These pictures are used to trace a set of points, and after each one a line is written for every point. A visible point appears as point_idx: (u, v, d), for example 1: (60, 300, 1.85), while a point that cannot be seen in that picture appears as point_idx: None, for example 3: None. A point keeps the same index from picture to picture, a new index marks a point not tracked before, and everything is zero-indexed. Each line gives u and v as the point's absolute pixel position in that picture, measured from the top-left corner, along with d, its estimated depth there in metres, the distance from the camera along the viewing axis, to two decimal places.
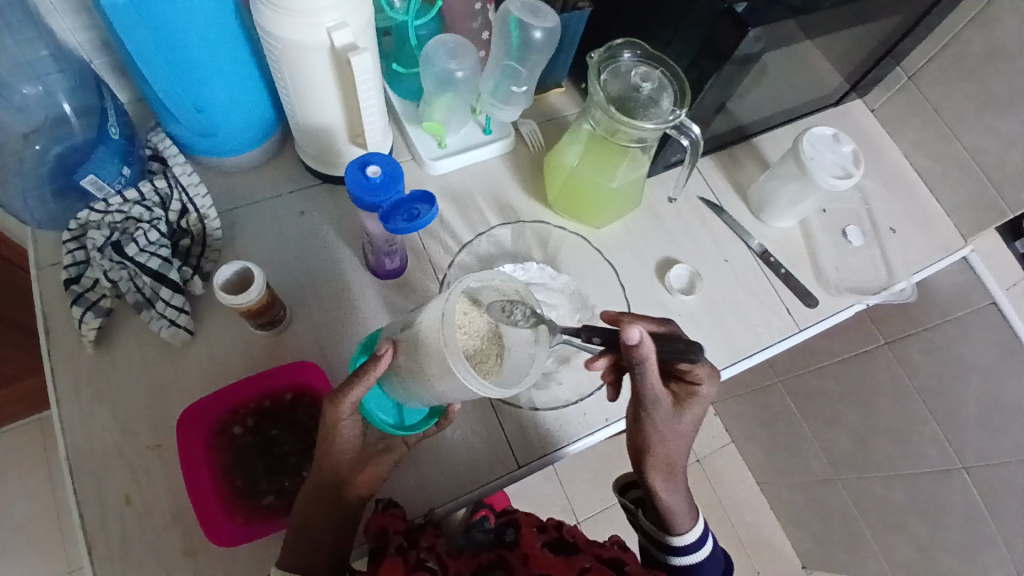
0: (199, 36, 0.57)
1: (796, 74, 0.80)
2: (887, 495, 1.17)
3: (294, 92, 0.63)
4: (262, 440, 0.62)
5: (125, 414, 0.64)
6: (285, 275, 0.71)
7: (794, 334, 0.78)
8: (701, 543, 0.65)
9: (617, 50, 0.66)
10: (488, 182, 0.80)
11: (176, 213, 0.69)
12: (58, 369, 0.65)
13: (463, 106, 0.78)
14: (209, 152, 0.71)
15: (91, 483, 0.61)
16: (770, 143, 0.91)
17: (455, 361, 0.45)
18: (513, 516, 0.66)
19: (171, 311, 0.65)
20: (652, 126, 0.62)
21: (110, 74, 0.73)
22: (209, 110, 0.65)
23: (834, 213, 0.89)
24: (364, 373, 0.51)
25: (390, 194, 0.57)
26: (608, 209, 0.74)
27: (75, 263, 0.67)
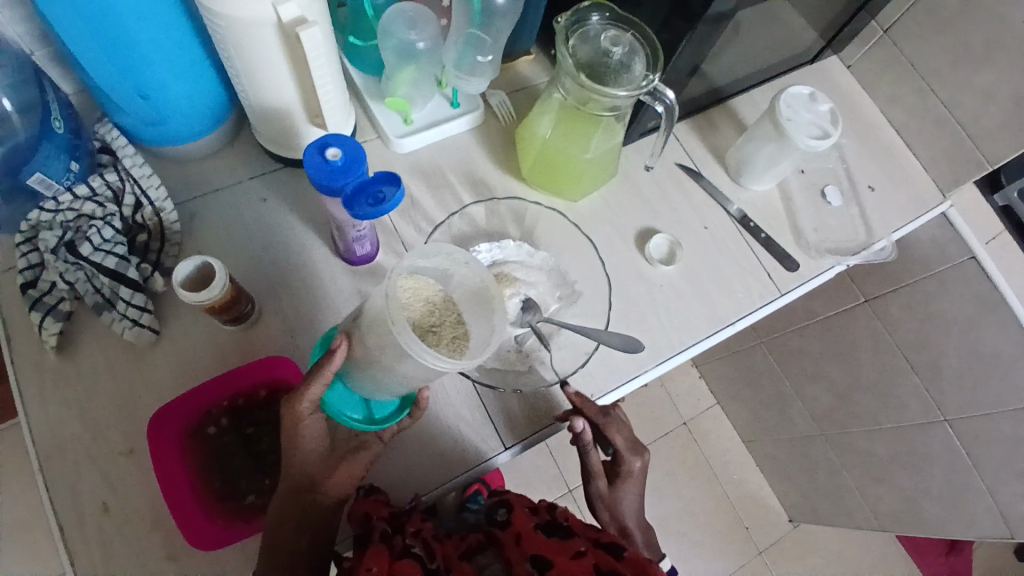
0: (136, 15, 0.53)
1: (770, 31, 0.78)
2: (869, 448, 1.20)
3: (243, 74, 0.59)
4: (240, 438, 0.60)
5: (94, 421, 0.62)
6: (252, 266, 0.68)
7: (775, 298, 0.77)
8: None
9: (585, 12, 0.62)
10: (459, 158, 0.77)
11: (129, 207, 0.66)
12: (21, 377, 0.63)
13: (427, 79, 0.74)
14: (162, 140, 0.67)
15: (62, 494, 0.59)
16: (745, 103, 0.89)
17: (404, 335, 0.47)
18: (504, 496, 0.66)
19: (133, 311, 0.62)
20: (623, 92, 0.59)
21: (50, 65, 0.68)
22: (155, 96, 0.61)
23: (813, 173, 0.88)
24: (320, 368, 0.51)
25: (353, 176, 0.54)
26: (582, 180, 0.72)
27: (30, 266, 0.64)
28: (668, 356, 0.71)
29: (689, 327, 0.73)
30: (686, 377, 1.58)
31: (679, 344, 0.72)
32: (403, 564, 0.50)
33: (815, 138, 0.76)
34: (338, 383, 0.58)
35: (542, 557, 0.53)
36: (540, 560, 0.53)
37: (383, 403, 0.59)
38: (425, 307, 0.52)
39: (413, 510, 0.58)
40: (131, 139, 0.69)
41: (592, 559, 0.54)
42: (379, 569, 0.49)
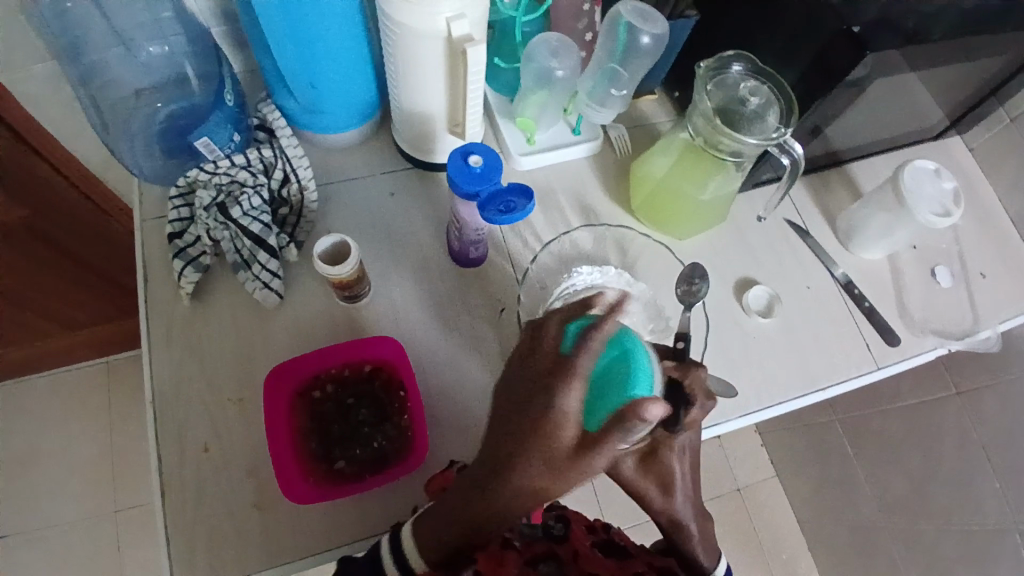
0: (324, 13, 0.60)
1: (901, 101, 0.78)
2: (937, 548, 1.13)
3: (403, 77, 0.65)
4: (338, 407, 0.63)
5: (211, 367, 0.67)
6: (371, 253, 0.73)
7: (871, 370, 0.75)
8: None
9: (727, 61, 0.65)
10: (573, 182, 0.81)
11: (278, 181, 0.72)
12: (154, 316, 0.70)
13: (556, 105, 0.78)
14: (316, 127, 0.74)
15: (174, 428, 0.64)
16: (862, 170, 0.88)
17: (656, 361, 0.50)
18: (562, 510, 0.62)
19: (266, 275, 0.68)
20: (754, 141, 0.61)
21: (225, 43, 0.77)
22: (322, 87, 0.68)
23: (925, 250, 0.86)
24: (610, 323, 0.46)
25: (487, 184, 0.59)
26: (693, 220, 0.74)
27: (180, 219, 0.71)
28: (755, 408, 0.71)
29: (778, 383, 0.72)
30: (746, 440, 1.53)
31: (767, 398, 0.71)
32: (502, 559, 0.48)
33: (927, 215, 0.74)
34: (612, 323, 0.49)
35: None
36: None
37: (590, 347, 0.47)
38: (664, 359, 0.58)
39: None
40: (290, 120, 0.75)
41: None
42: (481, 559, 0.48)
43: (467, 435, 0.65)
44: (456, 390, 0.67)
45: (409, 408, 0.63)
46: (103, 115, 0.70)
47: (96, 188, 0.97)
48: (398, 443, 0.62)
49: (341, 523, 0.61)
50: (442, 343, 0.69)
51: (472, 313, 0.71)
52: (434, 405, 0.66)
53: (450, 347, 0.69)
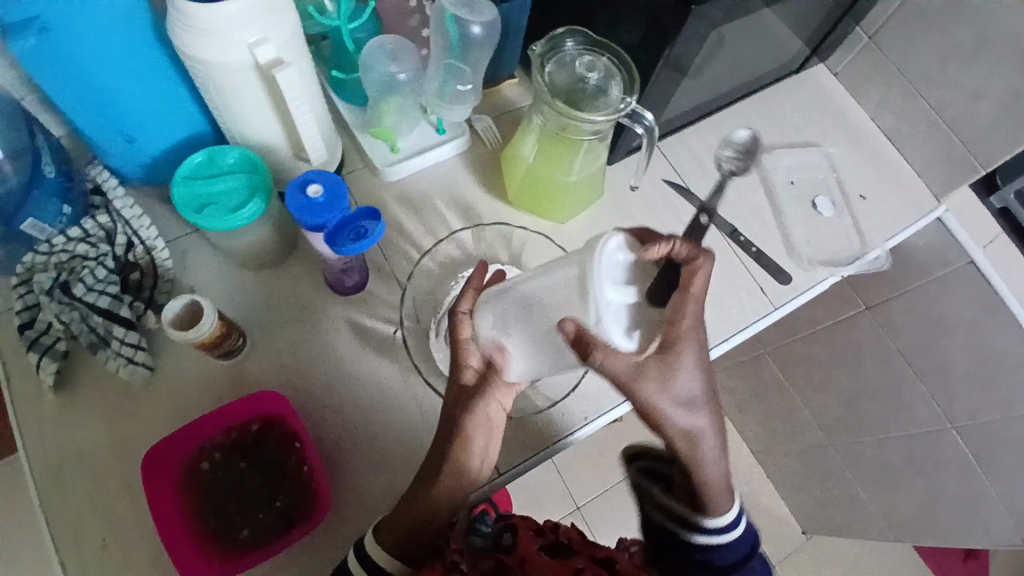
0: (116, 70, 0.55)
1: (752, 43, 0.77)
2: (880, 455, 1.19)
3: (225, 110, 0.60)
4: (230, 474, 0.59)
5: (91, 460, 0.63)
6: (244, 301, 0.69)
7: (769, 313, 0.77)
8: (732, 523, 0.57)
9: (560, 38, 0.63)
10: (446, 183, 0.78)
11: (122, 247, 0.67)
12: (23, 418, 0.64)
13: (412, 108, 0.75)
14: (155, 178, 0.69)
15: (63, 534, 0.60)
16: (731, 116, 0.89)
17: None
18: (510, 519, 0.62)
19: (127, 349, 0.63)
20: (601, 117, 0.59)
21: (41, 110, 0.69)
22: (140, 139, 0.63)
23: (804, 183, 0.87)
24: None
25: (335, 213, 0.56)
26: (568, 202, 0.72)
27: (26, 308, 0.65)
28: None
29: None
30: None
31: None
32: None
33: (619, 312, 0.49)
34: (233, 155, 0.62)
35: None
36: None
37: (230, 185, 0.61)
38: None
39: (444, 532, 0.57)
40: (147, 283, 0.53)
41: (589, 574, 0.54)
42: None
43: (378, 473, 0.63)
44: (357, 425, 0.65)
45: (308, 461, 0.60)
46: None
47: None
48: (302, 498, 0.59)
49: None
50: (336, 380, 0.66)
51: (365, 345, 0.68)
52: (341, 446, 0.64)
53: (346, 383, 0.66)
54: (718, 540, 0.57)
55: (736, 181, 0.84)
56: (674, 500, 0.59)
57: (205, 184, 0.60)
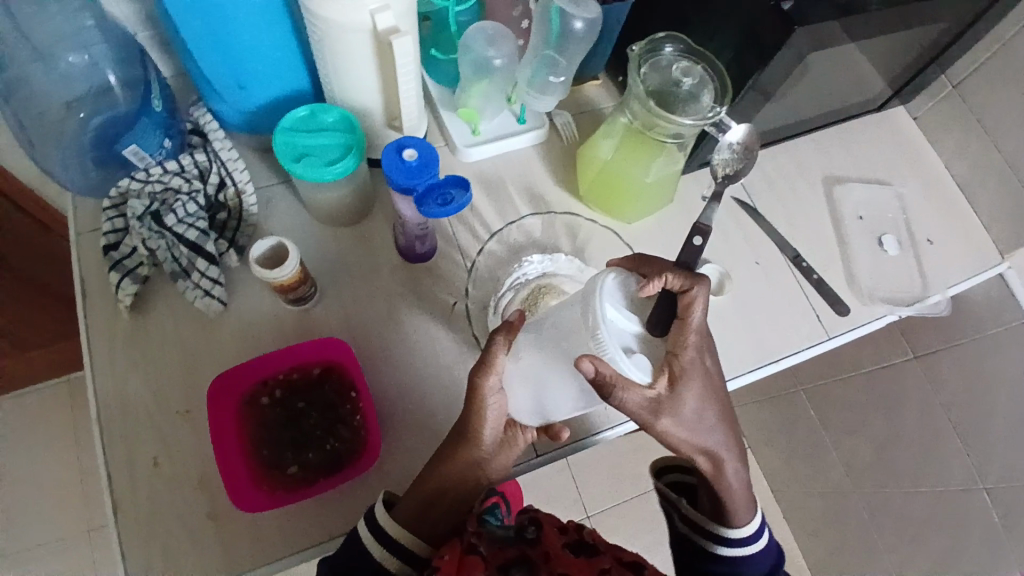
0: (243, 20, 0.59)
1: (839, 74, 0.78)
2: (906, 507, 1.16)
3: (332, 70, 0.63)
4: (289, 412, 0.64)
5: (156, 380, 0.66)
6: (318, 255, 0.73)
7: (823, 341, 0.77)
8: (755, 534, 0.58)
9: (659, 44, 0.65)
10: (520, 171, 0.80)
11: (214, 186, 0.71)
12: (96, 332, 0.68)
13: (498, 94, 0.77)
14: (251, 130, 0.73)
15: (122, 445, 0.63)
16: (806, 144, 0.89)
17: (533, 298, 0.70)
18: (532, 512, 0.60)
19: (206, 282, 0.67)
20: (690, 121, 0.60)
21: (153, 48, 0.73)
22: (250, 87, 0.66)
23: (871, 220, 0.88)
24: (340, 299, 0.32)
25: (424, 178, 0.59)
26: (639, 203, 0.74)
27: (115, 230, 0.69)
28: None
29: (734, 359, 0.74)
30: None
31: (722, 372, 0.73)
32: (470, 561, 0.50)
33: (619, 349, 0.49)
34: (334, 114, 0.65)
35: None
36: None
37: (328, 142, 0.64)
38: (532, 294, 0.70)
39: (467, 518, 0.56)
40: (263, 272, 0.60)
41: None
42: (448, 560, 0.50)
43: (422, 434, 0.65)
44: (409, 387, 0.67)
45: (362, 409, 0.64)
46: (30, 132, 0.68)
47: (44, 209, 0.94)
48: (352, 444, 0.63)
49: (301, 527, 0.61)
50: (395, 342, 0.69)
51: (426, 312, 0.71)
52: (390, 404, 0.66)
53: (404, 346, 0.69)
54: (741, 554, 0.58)
55: (803, 208, 0.85)
56: (692, 511, 0.60)
57: (307, 137, 0.64)
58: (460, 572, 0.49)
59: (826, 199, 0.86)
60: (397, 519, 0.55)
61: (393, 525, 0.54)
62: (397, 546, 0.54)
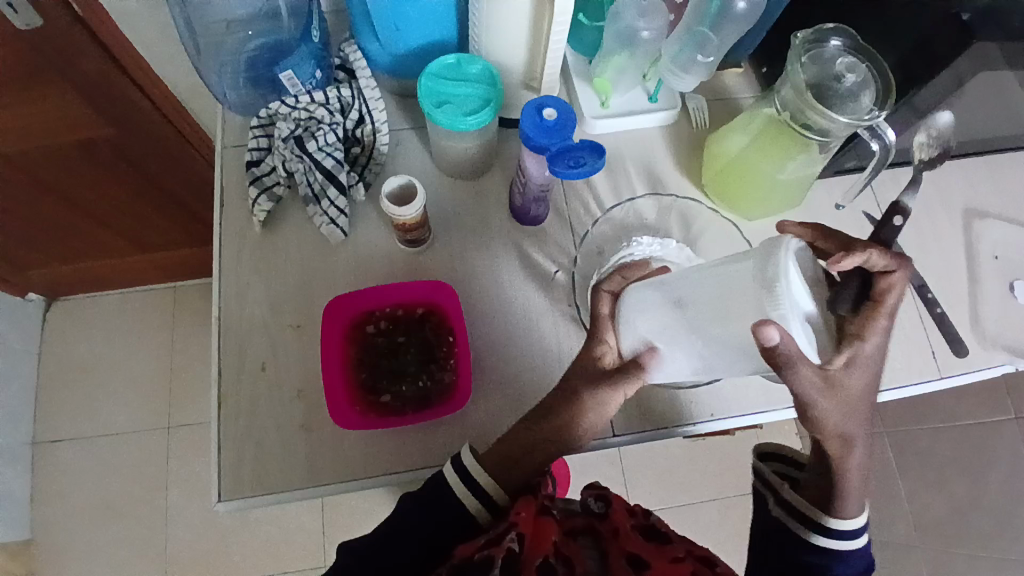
0: None
1: (1007, 98, 0.72)
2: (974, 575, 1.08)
3: (485, 23, 0.64)
4: (390, 343, 0.67)
5: (274, 292, 0.71)
6: (434, 202, 0.75)
7: (934, 378, 0.72)
8: (859, 530, 0.56)
9: (825, 34, 0.62)
10: (642, 151, 0.79)
11: (353, 121, 0.75)
12: (229, 238, 0.73)
13: (635, 70, 0.76)
14: (395, 71, 0.75)
15: (236, 344, 0.69)
16: (951, 170, 0.83)
17: None
18: (603, 489, 0.63)
19: (333, 211, 0.71)
20: (845, 120, 0.58)
21: None
22: (405, 29, 0.69)
23: (1009, 262, 0.81)
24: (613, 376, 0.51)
25: (558, 140, 0.60)
26: (764, 201, 0.71)
27: (259, 148, 0.75)
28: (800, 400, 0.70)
29: None
30: None
31: None
32: (544, 522, 0.52)
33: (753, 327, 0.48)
34: (479, 65, 0.67)
35: (638, 557, 0.55)
36: (637, 559, 0.55)
37: (469, 92, 0.66)
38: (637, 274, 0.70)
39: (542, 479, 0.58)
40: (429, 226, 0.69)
41: (691, 568, 0.54)
42: (525, 518, 0.51)
43: (508, 389, 0.67)
44: (502, 342, 0.69)
45: (456, 354, 0.66)
46: (197, 40, 0.72)
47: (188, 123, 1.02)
48: (442, 385, 0.66)
49: (382, 453, 0.64)
50: (494, 298, 0.71)
51: (529, 274, 0.72)
52: (482, 355, 0.68)
53: (503, 303, 0.71)
54: (843, 548, 0.56)
55: (936, 237, 0.79)
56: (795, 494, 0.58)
57: (450, 85, 0.66)
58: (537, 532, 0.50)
59: (964, 232, 0.80)
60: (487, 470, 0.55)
61: (483, 476, 0.55)
62: (481, 492, 0.54)
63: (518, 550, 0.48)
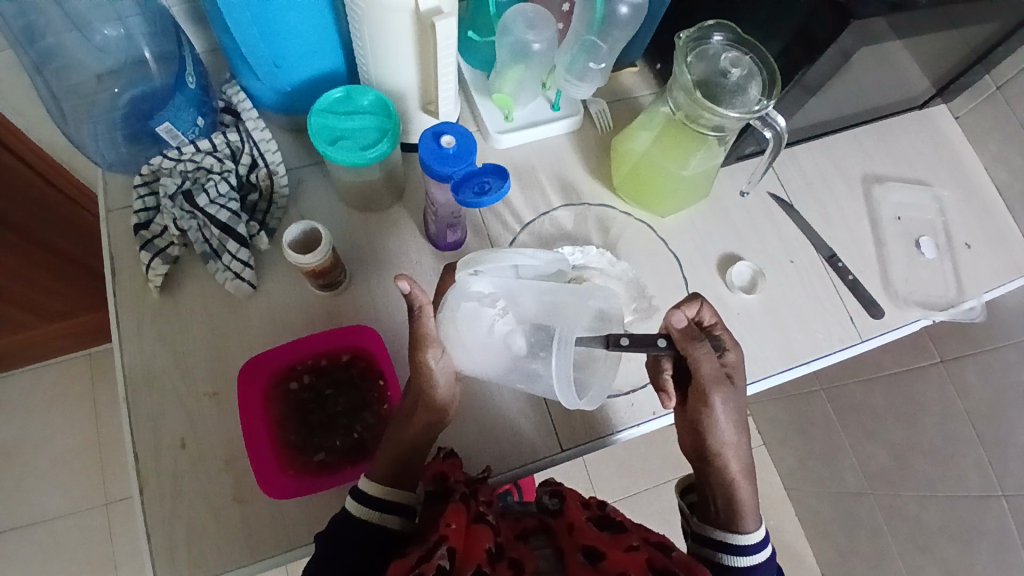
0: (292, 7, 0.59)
1: (883, 72, 0.75)
2: (921, 515, 1.12)
3: (371, 53, 0.62)
4: (316, 397, 0.64)
5: (184, 359, 0.66)
6: (346, 239, 0.72)
7: (855, 343, 0.75)
8: (758, 544, 0.59)
9: (708, 31, 0.64)
10: (553, 159, 0.78)
11: (245, 167, 0.70)
12: (125, 308, 0.68)
13: (533, 80, 0.76)
14: (286, 108, 0.72)
15: (149, 421, 0.63)
16: (845, 141, 0.87)
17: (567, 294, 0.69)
18: (559, 486, 0.63)
19: (236, 264, 0.67)
20: (735, 114, 0.59)
21: (186, 21, 0.72)
22: (287, 66, 0.65)
23: (910, 221, 0.85)
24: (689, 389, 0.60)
25: (462, 165, 0.58)
26: (678, 196, 0.72)
27: (146, 209, 0.69)
28: None
29: (762, 359, 0.72)
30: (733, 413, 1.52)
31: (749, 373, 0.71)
32: (478, 529, 0.51)
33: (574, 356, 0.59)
34: (370, 95, 0.64)
35: (593, 548, 0.53)
36: (592, 551, 0.53)
37: (363, 123, 0.63)
38: None
39: (485, 483, 0.59)
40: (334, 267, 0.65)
41: (646, 555, 0.53)
42: (456, 529, 0.50)
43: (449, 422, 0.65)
44: None
45: (388, 397, 0.64)
46: (62, 105, 0.67)
47: (75, 185, 0.95)
48: (378, 433, 0.63)
49: (323, 513, 0.61)
50: None
51: None
52: None
53: None
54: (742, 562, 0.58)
55: (839, 208, 0.82)
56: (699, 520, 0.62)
57: (341, 120, 0.63)
58: (468, 541, 0.49)
59: (863, 199, 0.84)
60: (375, 482, 0.56)
61: (388, 494, 0.56)
62: (390, 507, 0.56)
63: (449, 566, 0.47)
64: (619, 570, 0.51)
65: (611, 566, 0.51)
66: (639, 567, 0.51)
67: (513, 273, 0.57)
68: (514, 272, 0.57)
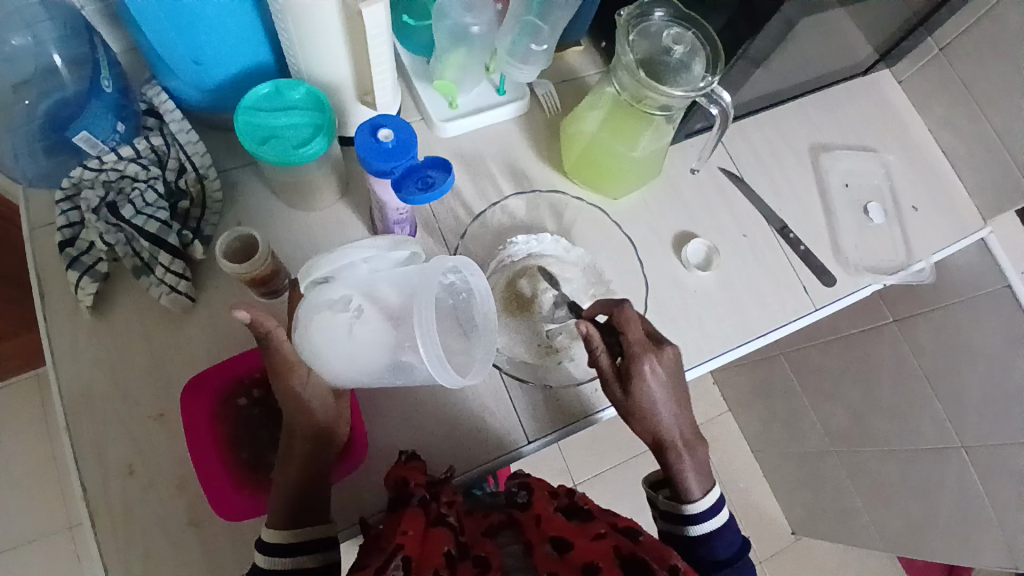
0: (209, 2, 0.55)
1: (827, 41, 0.75)
2: (881, 469, 1.16)
3: (298, 45, 0.59)
4: (267, 411, 0.62)
5: (125, 381, 0.62)
6: (290, 241, 0.69)
7: (809, 313, 0.76)
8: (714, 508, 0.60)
9: (649, 7, 0.62)
10: (502, 145, 0.76)
11: (174, 172, 0.66)
12: (56, 331, 0.63)
13: (476, 64, 0.73)
14: (214, 106, 0.67)
15: (92, 449, 0.60)
16: (793, 111, 0.87)
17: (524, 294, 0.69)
18: (526, 477, 0.62)
19: (171, 277, 0.63)
20: (680, 92, 0.58)
21: (102, 22, 0.67)
22: (208, 63, 0.61)
23: (858, 188, 0.86)
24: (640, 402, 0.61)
25: (402, 160, 0.55)
26: (628, 178, 0.71)
27: (70, 224, 0.64)
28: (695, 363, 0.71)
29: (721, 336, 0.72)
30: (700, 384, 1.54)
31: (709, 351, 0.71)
32: (435, 532, 0.50)
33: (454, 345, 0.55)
34: (301, 88, 0.60)
35: (560, 538, 0.53)
36: (559, 542, 0.52)
37: (295, 119, 0.60)
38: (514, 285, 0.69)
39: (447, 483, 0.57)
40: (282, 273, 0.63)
41: (612, 542, 0.53)
42: (412, 536, 0.49)
43: (410, 425, 0.64)
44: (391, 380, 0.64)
45: None
46: None
47: None
48: None
49: None
50: None
51: None
52: (374, 397, 0.64)
53: None
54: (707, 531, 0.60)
55: (790, 179, 0.83)
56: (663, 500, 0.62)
57: (271, 117, 0.59)
58: (424, 547, 0.48)
59: (813, 169, 0.84)
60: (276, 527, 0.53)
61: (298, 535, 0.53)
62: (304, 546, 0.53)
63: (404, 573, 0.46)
64: (586, 558, 0.50)
65: (578, 555, 0.51)
66: (606, 555, 0.51)
67: (368, 271, 0.54)
68: (367, 269, 0.54)
